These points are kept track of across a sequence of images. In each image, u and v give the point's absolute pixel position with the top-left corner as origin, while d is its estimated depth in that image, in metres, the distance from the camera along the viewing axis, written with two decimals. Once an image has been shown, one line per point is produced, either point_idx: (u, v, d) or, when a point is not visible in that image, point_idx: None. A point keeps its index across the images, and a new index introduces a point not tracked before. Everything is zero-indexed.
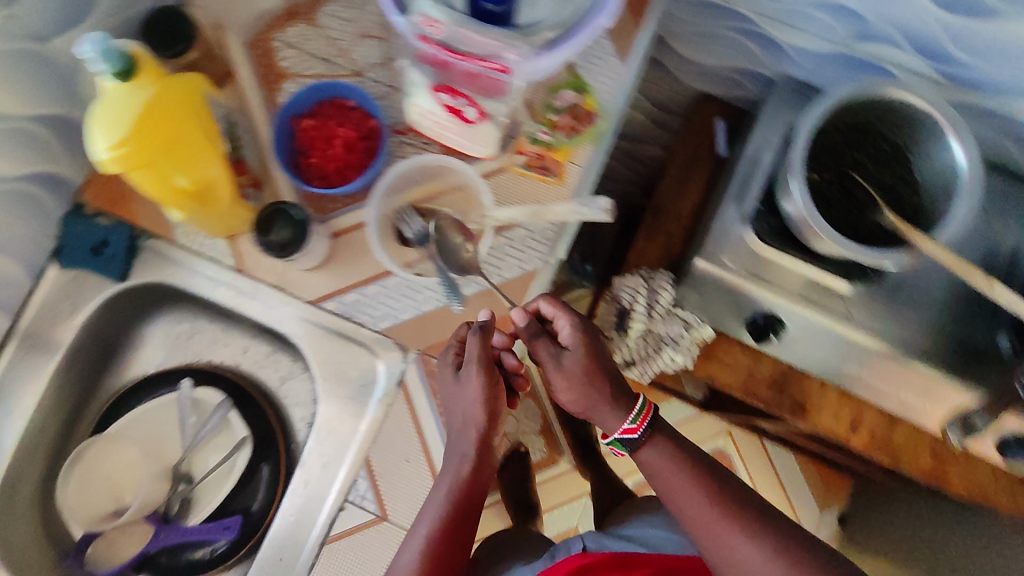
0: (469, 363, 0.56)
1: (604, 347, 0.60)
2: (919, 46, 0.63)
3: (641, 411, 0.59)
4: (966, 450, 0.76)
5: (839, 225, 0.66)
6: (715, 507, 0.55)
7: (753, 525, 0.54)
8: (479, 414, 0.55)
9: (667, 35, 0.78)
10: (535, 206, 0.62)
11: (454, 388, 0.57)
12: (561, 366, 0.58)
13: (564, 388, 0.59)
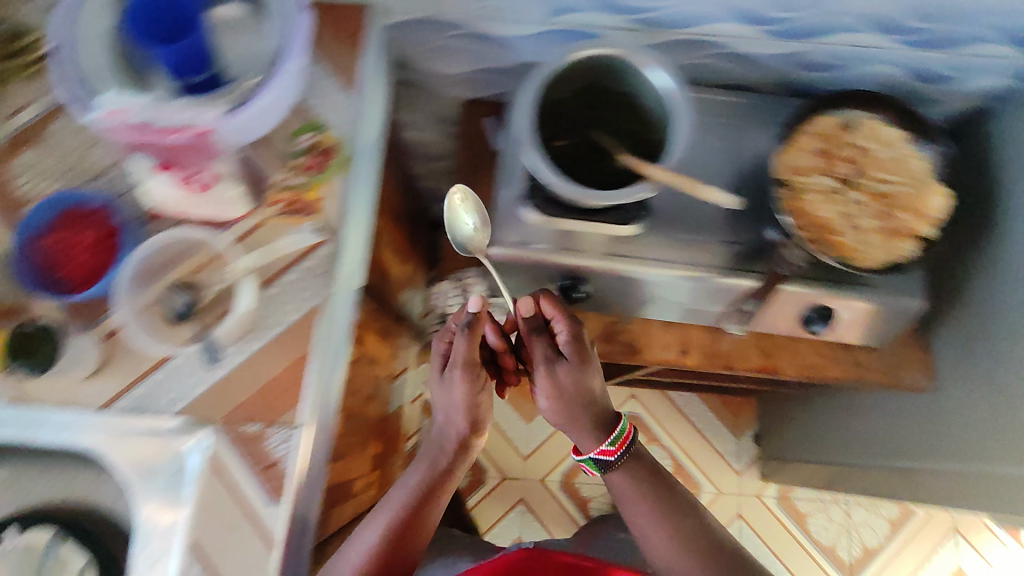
0: (455, 367, 0.75)
1: (586, 354, 0.75)
2: (606, 6, 0.69)
3: (624, 434, 0.78)
4: (783, 336, 0.82)
5: (592, 179, 0.71)
6: (669, 536, 0.78)
7: (691, 545, 0.78)
8: (462, 425, 0.79)
9: (407, 58, 0.81)
10: (287, 246, 0.64)
11: (441, 391, 0.79)
12: (552, 370, 0.74)
13: (555, 403, 0.75)
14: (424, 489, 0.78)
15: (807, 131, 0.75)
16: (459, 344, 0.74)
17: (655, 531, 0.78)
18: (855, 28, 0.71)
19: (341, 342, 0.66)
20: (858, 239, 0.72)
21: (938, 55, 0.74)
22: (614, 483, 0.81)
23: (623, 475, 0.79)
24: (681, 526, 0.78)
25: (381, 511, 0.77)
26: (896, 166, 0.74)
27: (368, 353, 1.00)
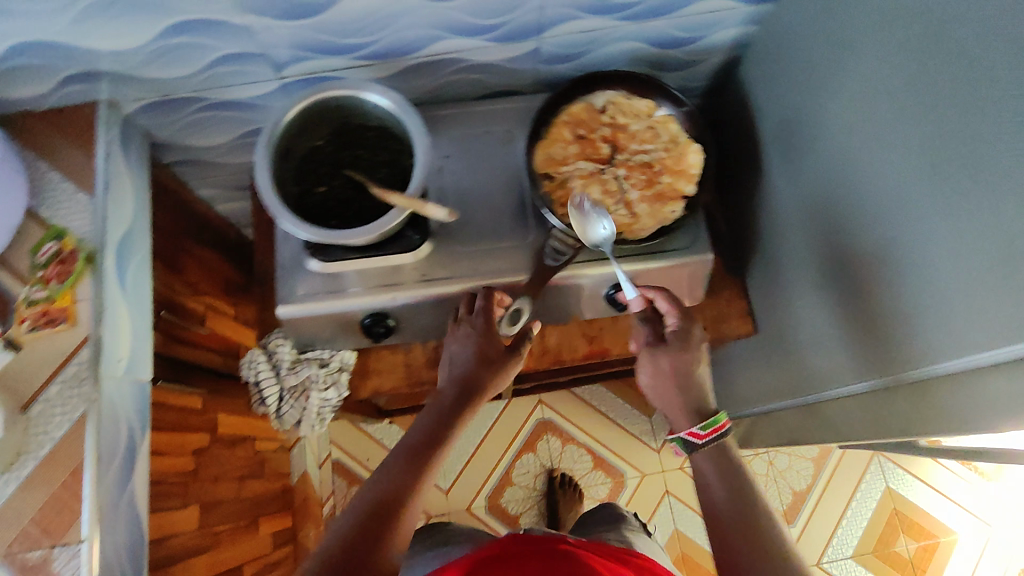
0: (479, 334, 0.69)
1: (693, 357, 0.66)
2: (323, 51, 0.69)
3: (718, 426, 0.62)
4: (602, 317, 0.82)
5: (361, 215, 0.72)
6: (752, 538, 0.56)
7: (774, 564, 0.54)
8: (479, 379, 0.67)
9: (166, 138, 0.80)
10: (42, 362, 0.63)
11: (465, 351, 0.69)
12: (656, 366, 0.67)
13: (653, 381, 0.68)
14: (461, 386, 0.67)
15: (559, 121, 0.76)
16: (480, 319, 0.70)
17: (721, 496, 0.60)
18: (571, 17, 0.71)
19: (135, 439, 0.68)
20: (627, 213, 0.72)
21: (665, 22, 0.75)
22: (694, 464, 0.63)
23: (719, 450, 0.62)
24: (746, 483, 0.60)
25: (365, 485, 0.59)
26: (651, 135, 0.75)
27: (228, 436, 0.98)
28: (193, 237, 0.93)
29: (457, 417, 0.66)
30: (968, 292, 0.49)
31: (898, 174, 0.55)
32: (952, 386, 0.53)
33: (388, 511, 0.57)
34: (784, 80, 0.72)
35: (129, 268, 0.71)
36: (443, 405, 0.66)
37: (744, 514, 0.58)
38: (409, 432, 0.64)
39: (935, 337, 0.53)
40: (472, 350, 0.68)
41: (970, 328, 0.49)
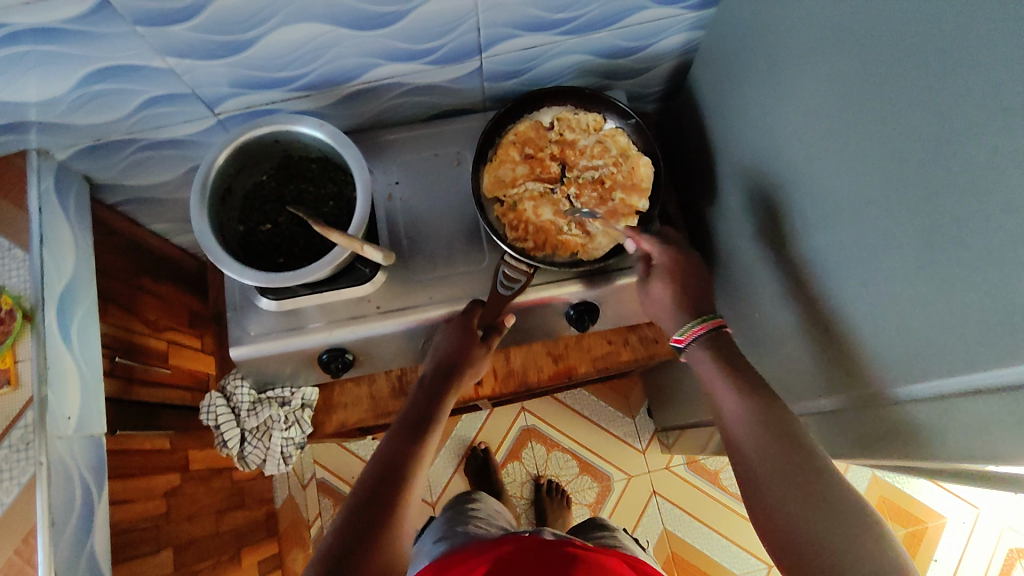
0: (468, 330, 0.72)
1: (687, 270, 0.69)
2: (258, 85, 0.68)
3: (690, 330, 0.67)
4: (566, 336, 0.82)
5: (308, 252, 0.70)
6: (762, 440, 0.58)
7: (785, 471, 0.55)
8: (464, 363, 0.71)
9: (108, 181, 0.78)
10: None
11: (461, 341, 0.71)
12: (666, 281, 0.68)
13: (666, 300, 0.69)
14: (442, 368, 0.70)
15: (506, 144, 0.75)
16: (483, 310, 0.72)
17: (745, 436, 0.59)
18: (509, 36, 0.70)
19: (92, 495, 0.66)
20: (581, 233, 0.72)
21: (608, 32, 0.74)
22: (692, 362, 0.67)
23: (704, 345, 0.66)
24: (767, 411, 0.59)
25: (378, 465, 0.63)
26: (600, 149, 0.74)
27: (202, 471, 0.96)
28: (150, 275, 0.91)
29: (440, 395, 0.70)
30: (913, 316, 0.47)
31: (836, 188, 0.54)
32: (919, 411, 0.48)
33: (394, 478, 0.62)
34: (732, 86, 0.71)
35: (72, 321, 0.69)
36: (428, 388, 0.71)
37: (776, 448, 0.57)
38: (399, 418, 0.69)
39: (889, 358, 0.50)
40: (456, 343, 0.70)
41: (922, 353, 0.46)
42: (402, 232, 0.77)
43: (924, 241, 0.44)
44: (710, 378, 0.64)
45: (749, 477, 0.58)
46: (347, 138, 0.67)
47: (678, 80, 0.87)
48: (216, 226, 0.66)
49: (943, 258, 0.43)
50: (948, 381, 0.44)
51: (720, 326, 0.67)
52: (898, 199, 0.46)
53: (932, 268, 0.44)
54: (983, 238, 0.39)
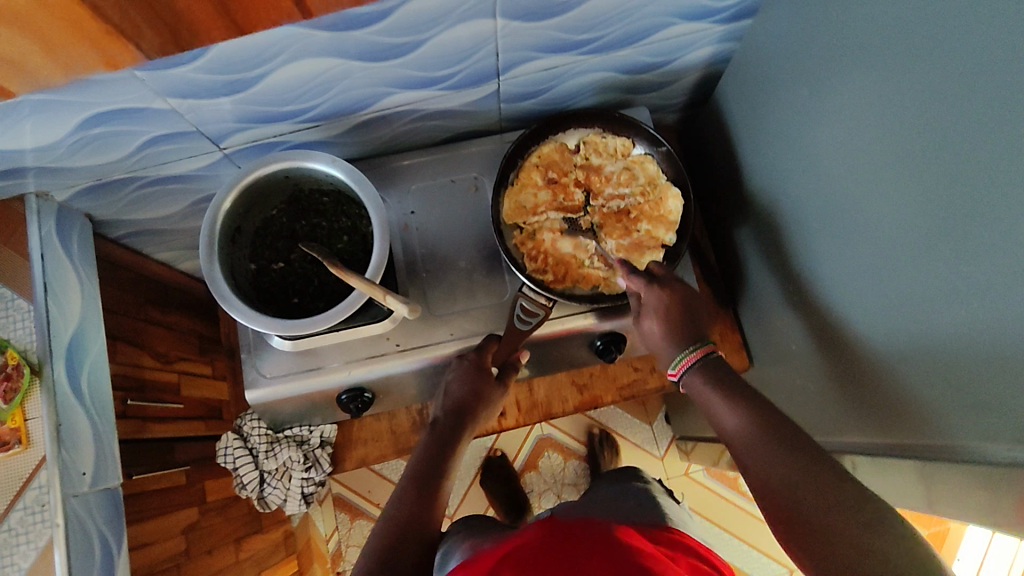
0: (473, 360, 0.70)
1: (684, 314, 0.64)
2: (266, 119, 0.64)
3: (685, 359, 0.64)
4: (592, 366, 0.80)
5: (323, 293, 0.68)
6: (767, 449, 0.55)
7: (786, 471, 0.53)
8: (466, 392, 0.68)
9: (113, 217, 0.76)
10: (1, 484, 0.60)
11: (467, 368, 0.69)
12: (652, 323, 0.64)
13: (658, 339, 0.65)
14: (454, 412, 0.68)
15: (529, 164, 0.72)
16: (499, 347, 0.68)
17: (740, 433, 0.58)
18: (528, 58, 0.66)
19: (112, 551, 0.64)
20: (604, 265, 0.69)
21: (631, 50, 0.70)
22: (688, 388, 0.65)
23: (701, 371, 0.63)
24: (758, 410, 0.58)
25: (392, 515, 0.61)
26: (627, 176, 0.71)
27: (219, 501, 0.95)
28: (158, 305, 0.89)
29: (450, 440, 0.68)
30: (974, 372, 0.44)
31: (884, 227, 0.51)
32: (974, 480, 0.46)
33: (410, 527, 0.59)
34: (765, 106, 0.68)
35: (82, 369, 0.66)
36: (439, 433, 0.68)
37: (770, 441, 0.55)
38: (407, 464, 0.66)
39: (947, 416, 0.48)
40: (470, 382, 0.68)
41: (985, 416, 0.44)
42: (420, 263, 0.74)
43: (987, 298, 0.42)
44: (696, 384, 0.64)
45: (754, 471, 0.56)
46: (362, 175, 0.64)
47: (701, 94, 0.83)
48: (227, 268, 0.63)
49: (1007, 319, 0.40)
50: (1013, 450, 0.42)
51: (709, 351, 0.64)
52: (958, 251, 0.43)
53: (995, 327, 0.41)
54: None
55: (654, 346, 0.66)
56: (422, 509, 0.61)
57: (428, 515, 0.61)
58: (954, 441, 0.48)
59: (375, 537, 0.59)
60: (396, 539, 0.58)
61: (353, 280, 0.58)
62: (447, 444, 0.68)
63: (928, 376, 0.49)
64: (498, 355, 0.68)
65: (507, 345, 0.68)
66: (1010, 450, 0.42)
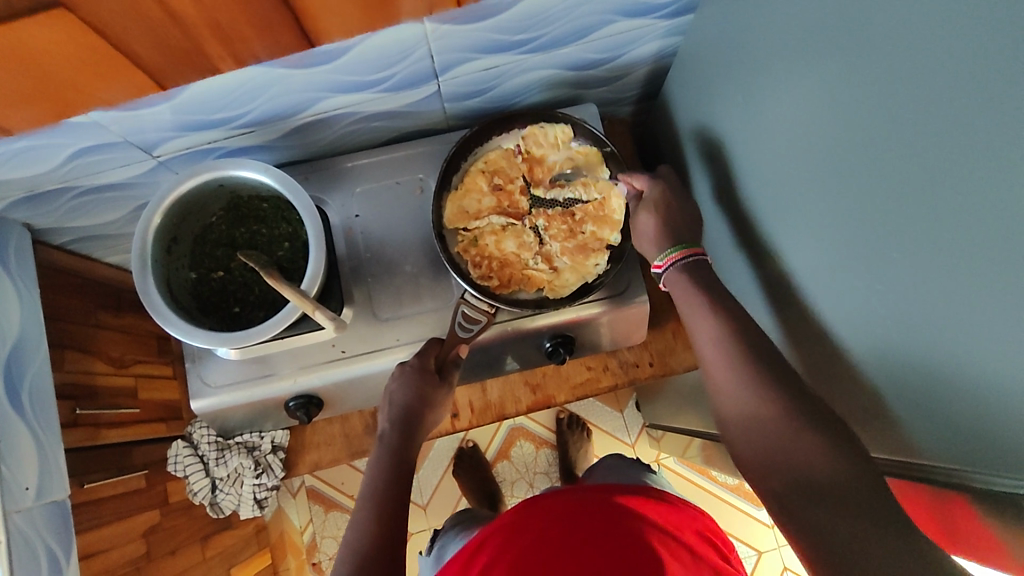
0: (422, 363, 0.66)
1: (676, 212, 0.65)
2: (198, 126, 0.63)
3: (671, 256, 0.62)
4: (545, 365, 0.81)
5: (264, 301, 0.67)
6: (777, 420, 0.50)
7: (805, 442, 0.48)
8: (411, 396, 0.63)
9: (53, 224, 0.74)
10: None
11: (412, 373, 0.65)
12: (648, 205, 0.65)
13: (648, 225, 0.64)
14: (402, 420, 0.63)
15: (475, 170, 0.71)
16: (434, 347, 0.67)
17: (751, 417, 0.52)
18: (467, 59, 0.65)
19: (60, 562, 0.64)
20: (548, 267, 0.69)
21: (576, 48, 0.68)
22: (669, 289, 0.62)
23: (681, 270, 0.61)
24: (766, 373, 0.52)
25: (353, 524, 0.57)
26: (571, 169, 0.70)
27: (182, 502, 0.94)
28: (112, 309, 0.87)
29: (407, 449, 0.63)
30: (914, 382, 0.44)
31: (824, 232, 0.51)
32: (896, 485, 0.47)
33: (379, 551, 0.54)
34: (711, 103, 0.67)
35: (23, 384, 0.66)
36: (390, 445, 0.63)
37: (789, 428, 0.49)
38: (363, 481, 0.60)
39: (896, 425, 0.48)
40: (414, 387, 0.63)
41: (934, 431, 0.43)
42: (366, 266, 0.73)
43: (920, 308, 0.42)
44: (706, 344, 0.57)
45: (772, 473, 0.49)
46: (297, 184, 0.63)
47: (654, 87, 0.82)
48: (163, 281, 0.63)
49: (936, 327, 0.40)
50: (966, 473, 0.42)
51: (698, 253, 0.62)
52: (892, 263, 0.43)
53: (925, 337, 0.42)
54: (978, 318, 0.37)
55: (645, 248, 0.65)
56: (390, 528, 0.56)
57: (395, 534, 0.56)
58: (910, 455, 0.47)
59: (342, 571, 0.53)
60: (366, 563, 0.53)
61: (286, 292, 0.57)
62: (404, 455, 0.62)
63: (871, 377, 0.49)
64: (440, 355, 0.66)
65: (450, 346, 0.67)
66: (958, 468, 0.42)
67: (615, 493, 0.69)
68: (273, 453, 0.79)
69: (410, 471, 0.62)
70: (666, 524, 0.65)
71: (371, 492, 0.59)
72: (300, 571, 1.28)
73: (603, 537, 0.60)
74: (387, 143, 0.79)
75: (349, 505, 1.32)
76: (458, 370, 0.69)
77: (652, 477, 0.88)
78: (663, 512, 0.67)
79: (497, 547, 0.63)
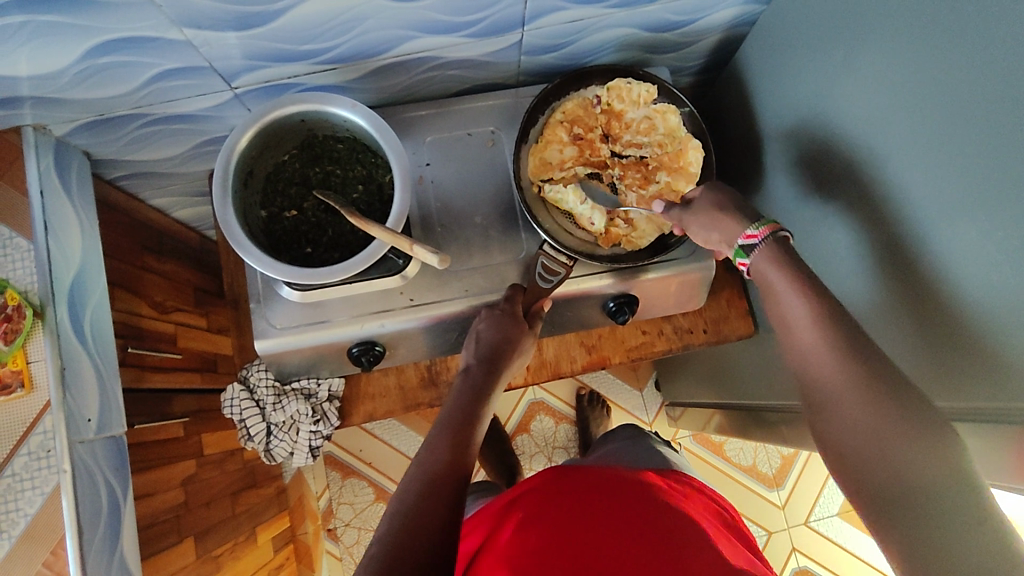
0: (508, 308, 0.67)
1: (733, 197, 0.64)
2: (282, 58, 0.62)
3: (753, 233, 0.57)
4: (605, 327, 0.81)
5: (336, 242, 0.66)
6: (855, 387, 0.48)
7: (881, 410, 0.46)
8: (495, 339, 0.65)
9: (113, 156, 0.72)
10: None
11: (501, 320, 0.66)
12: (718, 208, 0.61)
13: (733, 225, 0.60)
14: (487, 358, 0.65)
15: (553, 121, 0.70)
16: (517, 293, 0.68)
17: (824, 392, 0.50)
18: (556, 9, 0.64)
19: (118, 499, 0.63)
20: (623, 222, 0.69)
21: (660, 7, 0.68)
22: (754, 264, 0.57)
23: (772, 246, 0.56)
24: (856, 341, 0.49)
25: (424, 444, 0.58)
26: (648, 126, 0.70)
27: (218, 454, 0.93)
28: (155, 252, 0.85)
29: (486, 389, 0.65)
30: (1001, 337, 0.46)
31: (914, 192, 0.52)
32: (1004, 440, 0.48)
33: (450, 472, 0.55)
34: (789, 70, 0.68)
35: (86, 315, 0.64)
36: (473, 381, 0.65)
37: (881, 405, 0.46)
38: (441, 410, 0.62)
39: (990, 383, 0.48)
40: (502, 328, 0.65)
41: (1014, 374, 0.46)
42: (435, 217, 0.72)
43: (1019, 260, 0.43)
44: (799, 328, 0.52)
45: (843, 442, 0.48)
46: (383, 123, 0.62)
47: (719, 58, 0.83)
48: (240, 213, 0.61)
49: None
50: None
51: (778, 229, 0.56)
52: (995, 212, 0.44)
53: None
54: None
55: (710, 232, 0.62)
56: (460, 455, 0.57)
57: (463, 461, 0.57)
58: (997, 404, 0.48)
59: (408, 483, 0.54)
60: (435, 481, 0.54)
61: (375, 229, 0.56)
62: (481, 393, 0.64)
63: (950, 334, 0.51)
64: (526, 302, 0.68)
65: (534, 297, 0.69)
66: None
67: (646, 476, 0.71)
68: (329, 401, 0.78)
69: (485, 410, 0.64)
70: (698, 510, 0.66)
71: (445, 423, 0.60)
72: (316, 536, 1.27)
73: (640, 500, 0.63)
74: (457, 95, 0.78)
75: (367, 473, 1.31)
76: (540, 321, 0.70)
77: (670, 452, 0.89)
78: (693, 497, 0.70)
79: (534, 503, 0.65)
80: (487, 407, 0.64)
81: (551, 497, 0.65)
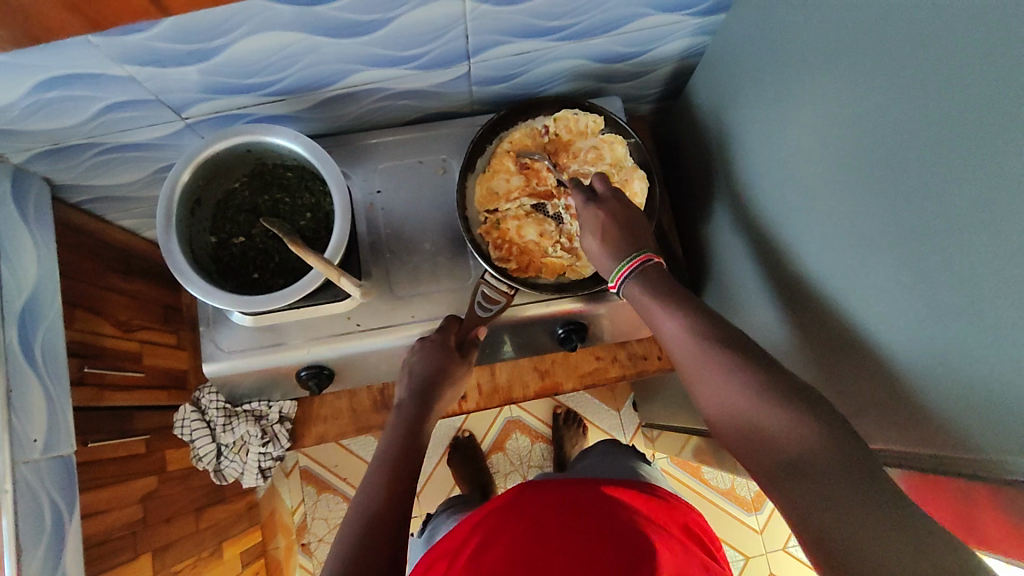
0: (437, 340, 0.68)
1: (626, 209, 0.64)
2: (229, 91, 0.63)
3: (627, 265, 0.61)
4: (557, 354, 0.82)
5: (282, 268, 0.68)
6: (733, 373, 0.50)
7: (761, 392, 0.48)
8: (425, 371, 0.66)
9: (74, 180, 0.74)
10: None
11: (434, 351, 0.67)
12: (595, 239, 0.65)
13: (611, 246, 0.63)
14: (419, 392, 0.66)
15: (501, 151, 0.71)
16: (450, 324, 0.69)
17: (711, 385, 0.52)
18: (500, 43, 0.66)
19: (62, 517, 0.64)
20: (567, 252, 0.69)
21: (605, 40, 0.69)
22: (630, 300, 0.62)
23: (637, 280, 0.61)
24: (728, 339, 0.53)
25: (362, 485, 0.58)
26: (595, 155, 0.70)
27: (182, 470, 0.94)
28: (122, 273, 0.87)
29: (420, 422, 0.65)
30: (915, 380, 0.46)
31: (843, 230, 0.52)
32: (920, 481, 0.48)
33: (389, 510, 0.55)
34: (733, 103, 0.68)
35: (37, 338, 0.66)
36: (406, 415, 0.66)
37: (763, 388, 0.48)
38: (377, 448, 0.63)
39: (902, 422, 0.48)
40: (434, 361, 0.67)
41: (923, 414, 0.45)
42: (385, 243, 0.73)
43: (932, 305, 0.43)
44: (679, 338, 0.56)
45: (743, 431, 0.49)
46: (325, 155, 0.63)
47: (675, 87, 0.84)
48: (185, 241, 0.63)
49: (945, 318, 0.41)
50: (942, 452, 0.45)
51: (647, 262, 0.61)
52: (907, 255, 0.44)
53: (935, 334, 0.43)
54: (990, 316, 0.38)
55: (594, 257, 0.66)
56: (400, 491, 0.57)
57: (402, 497, 0.57)
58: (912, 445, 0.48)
59: (349, 528, 0.54)
60: (375, 521, 0.54)
61: (310, 259, 0.57)
62: (416, 425, 0.65)
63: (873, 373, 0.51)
64: (460, 333, 0.69)
65: (469, 326, 0.69)
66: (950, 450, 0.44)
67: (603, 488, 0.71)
68: (279, 424, 0.79)
69: (422, 441, 0.65)
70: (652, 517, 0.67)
71: (382, 461, 0.61)
72: (289, 551, 1.28)
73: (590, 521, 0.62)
74: (413, 122, 0.80)
75: (341, 488, 1.32)
76: (476, 350, 0.72)
77: (649, 469, 0.87)
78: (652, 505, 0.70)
79: (486, 528, 0.65)
80: (424, 439, 0.65)
81: (502, 521, 0.65)
